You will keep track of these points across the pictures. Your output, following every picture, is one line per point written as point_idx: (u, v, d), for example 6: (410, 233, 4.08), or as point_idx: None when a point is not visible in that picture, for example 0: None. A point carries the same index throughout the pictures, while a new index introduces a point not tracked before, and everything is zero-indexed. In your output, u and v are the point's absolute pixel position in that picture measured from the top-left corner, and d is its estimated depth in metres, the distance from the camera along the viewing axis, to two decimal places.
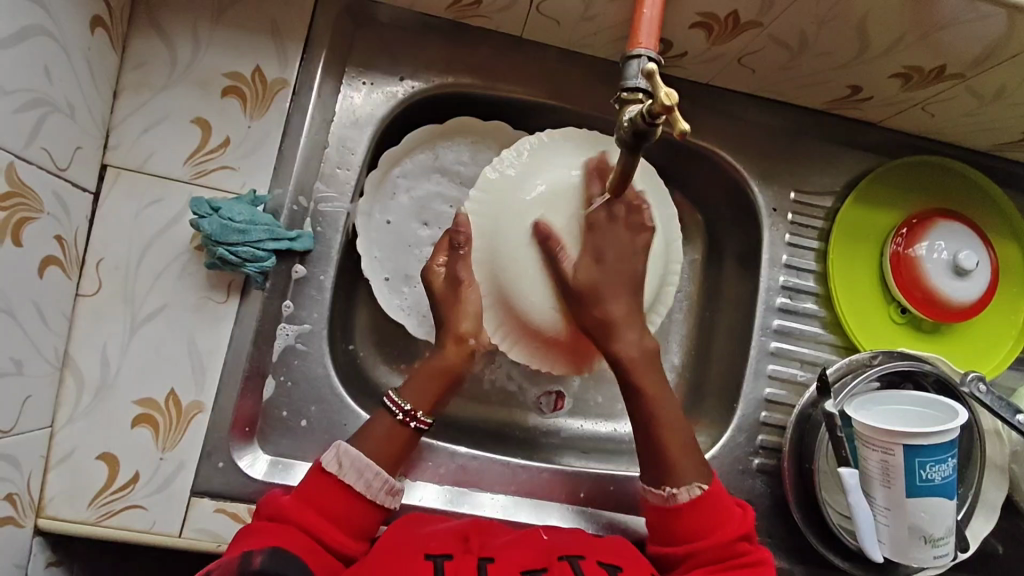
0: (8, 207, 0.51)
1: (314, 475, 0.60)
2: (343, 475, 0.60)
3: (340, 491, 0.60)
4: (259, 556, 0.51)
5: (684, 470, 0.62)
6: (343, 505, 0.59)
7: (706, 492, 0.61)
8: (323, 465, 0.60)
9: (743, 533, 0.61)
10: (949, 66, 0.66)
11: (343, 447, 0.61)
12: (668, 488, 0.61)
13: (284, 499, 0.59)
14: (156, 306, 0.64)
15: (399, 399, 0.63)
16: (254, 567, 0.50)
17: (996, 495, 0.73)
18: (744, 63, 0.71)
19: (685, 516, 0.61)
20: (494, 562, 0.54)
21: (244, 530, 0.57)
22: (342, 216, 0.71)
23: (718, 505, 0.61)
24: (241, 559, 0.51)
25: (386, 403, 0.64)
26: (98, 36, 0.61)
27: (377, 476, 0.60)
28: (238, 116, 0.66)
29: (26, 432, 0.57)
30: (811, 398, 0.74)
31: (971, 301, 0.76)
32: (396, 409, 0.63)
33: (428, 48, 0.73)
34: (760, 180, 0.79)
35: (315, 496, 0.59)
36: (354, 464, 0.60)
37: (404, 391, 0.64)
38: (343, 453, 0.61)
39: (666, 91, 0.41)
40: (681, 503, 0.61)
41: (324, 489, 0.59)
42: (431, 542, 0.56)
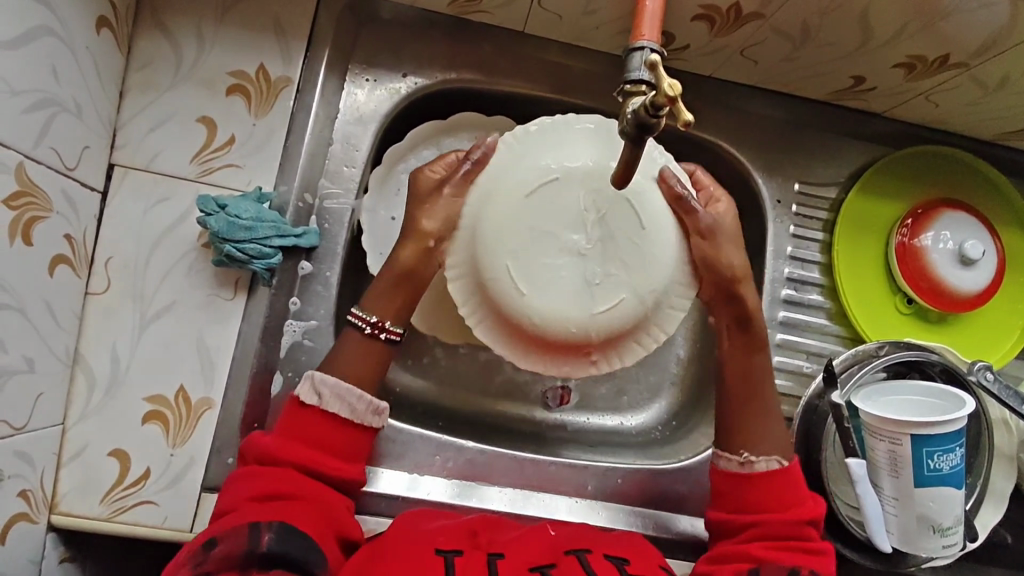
0: (18, 206, 0.52)
1: (293, 408, 0.60)
2: (326, 404, 0.60)
3: (320, 419, 0.60)
4: (267, 535, 0.51)
5: (766, 442, 0.65)
6: (333, 434, 0.60)
7: (785, 467, 0.64)
8: (301, 399, 0.60)
9: (810, 519, 0.62)
10: (953, 55, 0.66)
11: (318, 376, 0.60)
12: (745, 454, 0.64)
13: (268, 439, 0.59)
14: (165, 303, 0.64)
15: (365, 313, 0.63)
16: (262, 548, 0.50)
17: (1004, 484, 0.73)
18: (747, 55, 0.71)
19: (760, 485, 0.63)
20: (504, 557, 0.54)
21: (239, 484, 0.56)
22: (348, 212, 0.71)
23: (793, 483, 0.63)
24: (249, 538, 0.51)
25: (352, 319, 0.63)
26: (104, 36, 0.61)
27: (359, 399, 0.61)
28: (243, 114, 0.67)
29: (38, 429, 0.58)
30: (817, 390, 0.74)
31: (977, 291, 0.76)
32: (363, 323, 0.63)
33: (432, 45, 0.73)
34: (764, 171, 0.79)
35: (295, 427, 0.59)
36: (334, 392, 0.60)
37: (375, 305, 0.63)
38: (321, 384, 0.60)
39: (669, 83, 0.42)
40: (757, 470, 0.63)
41: (304, 420, 0.60)
42: (440, 537, 0.56)
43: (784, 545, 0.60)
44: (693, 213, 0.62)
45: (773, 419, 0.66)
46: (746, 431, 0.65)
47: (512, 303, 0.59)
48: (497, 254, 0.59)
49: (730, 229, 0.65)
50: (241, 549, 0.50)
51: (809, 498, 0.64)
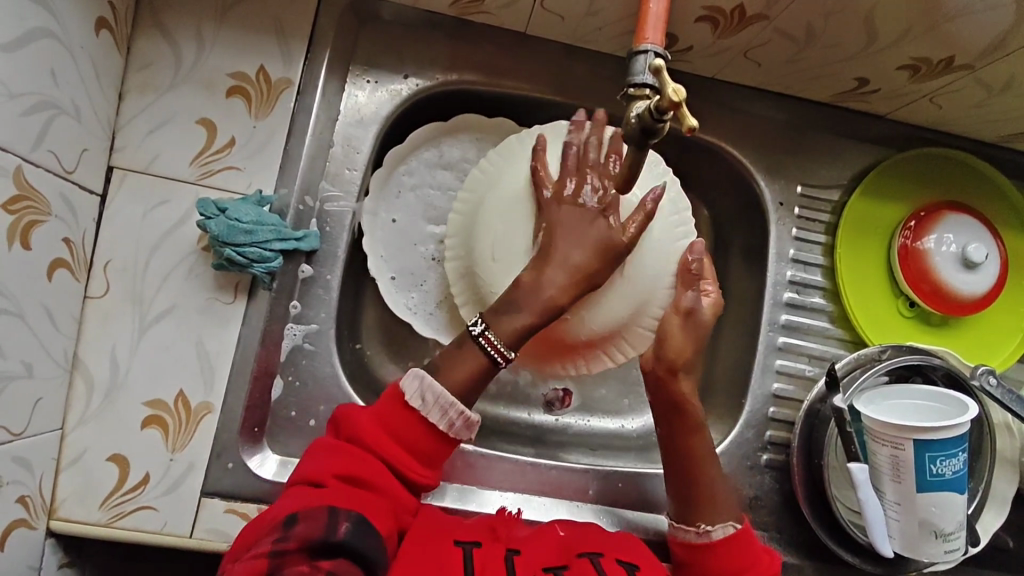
0: (17, 211, 0.52)
1: (396, 399, 0.56)
2: (426, 412, 0.56)
3: (415, 424, 0.56)
4: (343, 525, 0.48)
5: (717, 508, 0.64)
6: (424, 441, 0.56)
7: (738, 531, 0.62)
8: (408, 401, 0.56)
9: None
10: (957, 58, 0.65)
11: (428, 380, 0.56)
12: (702, 525, 0.63)
13: (363, 419, 0.56)
14: (164, 307, 0.64)
15: (498, 342, 0.57)
16: (337, 538, 0.47)
17: (1006, 487, 0.73)
18: (750, 56, 0.70)
19: (719, 556, 0.61)
20: (520, 553, 0.54)
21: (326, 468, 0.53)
22: (348, 215, 0.71)
23: (750, 548, 0.62)
24: (326, 526, 0.47)
25: (481, 343, 0.57)
26: (103, 37, 0.61)
27: (455, 410, 0.56)
28: (244, 116, 0.66)
29: (37, 434, 0.57)
30: (819, 394, 0.74)
31: (979, 294, 0.75)
32: (494, 349, 0.57)
33: (433, 46, 0.73)
34: (766, 174, 0.78)
35: (391, 419, 0.56)
36: (438, 401, 0.55)
37: (502, 329, 0.57)
38: (427, 388, 0.56)
39: (673, 88, 0.42)
40: (715, 539, 0.62)
41: (404, 417, 0.56)
42: (459, 529, 0.57)
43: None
44: (682, 294, 0.63)
45: (719, 484, 0.65)
46: (699, 501, 0.64)
47: (481, 250, 0.63)
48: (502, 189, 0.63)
49: (706, 328, 0.64)
50: (317, 536, 0.46)
51: (765, 555, 0.62)
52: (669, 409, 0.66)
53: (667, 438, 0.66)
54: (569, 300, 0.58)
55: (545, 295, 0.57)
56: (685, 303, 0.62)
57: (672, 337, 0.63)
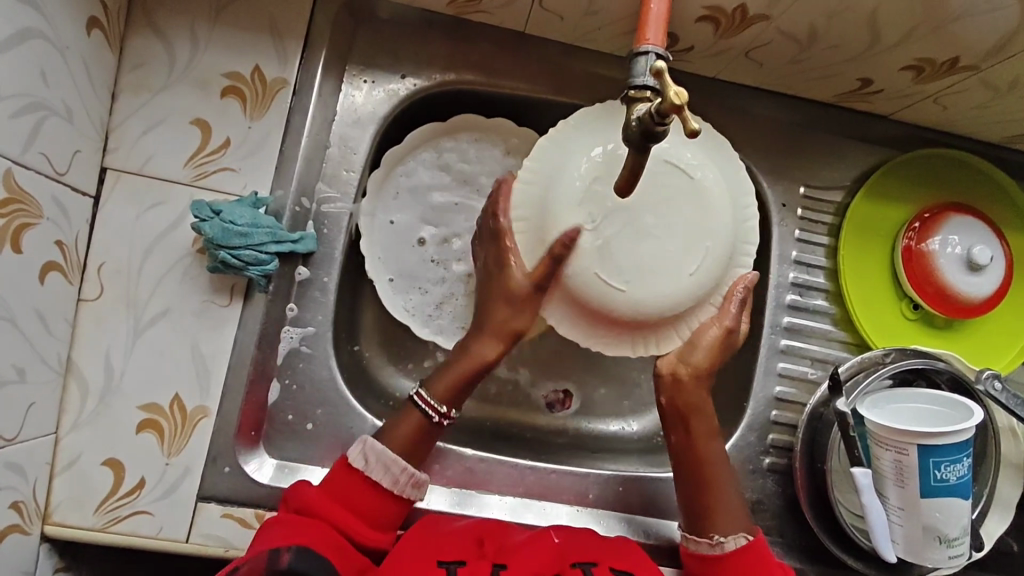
0: (6, 214, 0.51)
1: (339, 468, 0.60)
2: (368, 471, 0.59)
3: (361, 485, 0.59)
4: (287, 554, 0.51)
5: (727, 519, 0.63)
6: (371, 502, 0.59)
7: (752, 542, 0.62)
8: (350, 461, 0.60)
9: None
10: (963, 58, 0.64)
11: (370, 441, 0.61)
12: (714, 535, 0.62)
13: (308, 492, 0.59)
14: (159, 310, 0.63)
15: (432, 399, 0.63)
16: (283, 566, 0.50)
17: (1011, 491, 0.72)
18: (752, 56, 0.69)
19: (732, 567, 0.61)
20: (507, 569, 0.53)
21: (272, 522, 0.56)
22: (346, 216, 0.70)
23: (764, 561, 0.61)
24: (269, 556, 0.51)
25: (415, 400, 0.63)
26: (95, 37, 0.60)
27: (403, 470, 0.60)
28: (239, 117, 0.65)
29: (30, 439, 0.56)
30: (822, 397, 0.73)
31: (984, 297, 0.74)
32: (430, 410, 0.63)
33: (431, 45, 0.72)
34: (769, 174, 0.78)
35: (337, 488, 0.59)
36: (380, 459, 0.60)
37: (434, 386, 0.64)
38: (368, 449, 0.60)
39: (675, 91, 0.41)
40: (726, 552, 0.61)
41: (349, 482, 0.59)
42: (444, 548, 0.56)
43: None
44: (727, 310, 0.63)
45: (729, 494, 0.64)
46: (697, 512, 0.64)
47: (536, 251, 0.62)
48: (572, 184, 0.60)
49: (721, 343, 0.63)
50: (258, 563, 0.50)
51: (778, 568, 0.61)
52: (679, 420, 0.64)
53: (676, 444, 0.65)
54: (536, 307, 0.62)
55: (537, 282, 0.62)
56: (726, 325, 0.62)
57: (705, 345, 0.63)
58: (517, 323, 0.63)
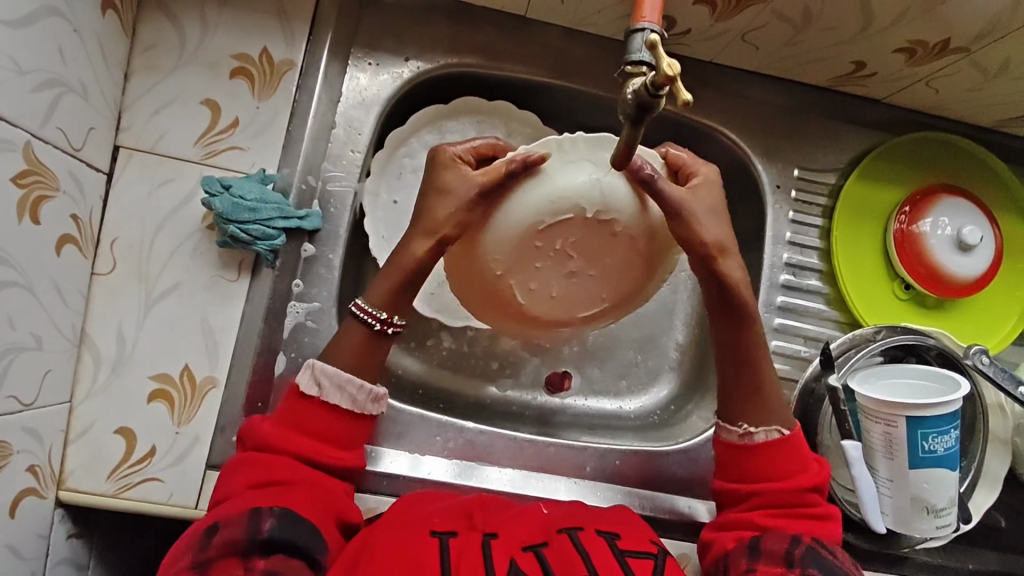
0: (25, 184, 0.53)
1: (291, 397, 0.62)
2: (323, 393, 0.61)
3: (317, 407, 0.61)
4: (268, 522, 0.53)
5: (767, 412, 0.66)
6: (330, 423, 0.61)
7: (785, 437, 0.65)
8: (303, 390, 0.61)
9: (813, 486, 0.64)
10: (953, 39, 0.66)
11: (319, 365, 0.62)
12: (744, 425, 0.65)
13: (265, 426, 0.60)
14: (169, 284, 0.65)
15: (371, 308, 0.63)
16: (263, 535, 0.52)
17: (999, 466, 0.74)
18: (748, 40, 0.71)
19: (760, 455, 0.65)
20: (498, 537, 0.55)
21: (238, 470, 0.58)
22: (350, 195, 0.72)
23: (797, 452, 0.65)
24: (251, 525, 0.52)
25: (354, 310, 0.64)
26: (109, 18, 0.62)
27: (358, 387, 0.62)
28: (247, 97, 0.67)
29: (46, 406, 0.58)
30: (815, 372, 0.75)
31: (974, 276, 0.76)
32: (370, 318, 0.63)
33: (434, 29, 0.73)
34: (764, 157, 0.79)
35: (294, 416, 0.61)
36: (333, 379, 0.61)
37: (374, 296, 0.64)
38: (320, 372, 0.62)
39: (670, 62, 0.43)
40: (757, 441, 0.65)
41: (304, 408, 0.61)
42: (436, 519, 0.56)
43: (786, 513, 0.63)
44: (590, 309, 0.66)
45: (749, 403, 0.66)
46: (734, 409, 0.66)
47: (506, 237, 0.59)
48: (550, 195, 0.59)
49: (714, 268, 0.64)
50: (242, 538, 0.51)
51: (812, 462, 0.65)
52: (726, 311, 0.66)
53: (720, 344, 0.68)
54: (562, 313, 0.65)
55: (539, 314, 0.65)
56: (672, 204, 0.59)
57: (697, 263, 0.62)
58: (453, 234, 0.61)
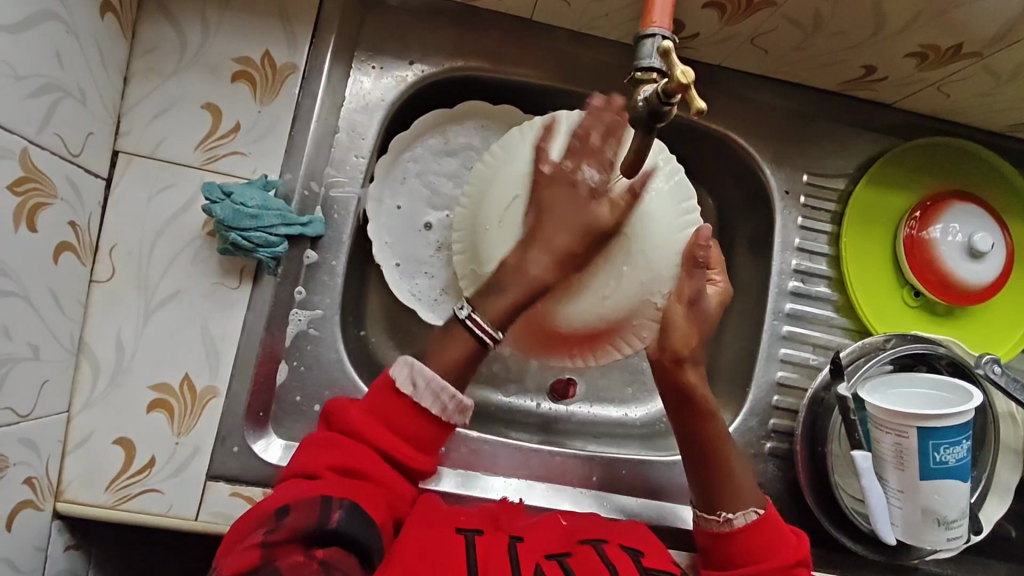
0: (22, 192, 0.52)
1: (383, 388, 0.56)
2: (416, 396, 0.55)
3: (408, 409, 0.55)
4: (337, 512, 0.48)
5: (740, 497, 0.63)
6: (417, 427, 0.55)
7: (762, 516, 0.62)
8: (398, 385, 0.55)
9: (797, 559, 0.61)
10: (966, 44, 0.65)
11: (417, 366, 0.55)
12: (724, 513, 0.62)
13: (354, 412, 0.55)
14: (169, 292, 0.64)
15: (487, 324, 0.54)
16: (331, 526, 0.47)
17: (1010, 476, 0.73)
18: (757, 44, 0.70)
19: (742, 542, 0.61)
20: (523, 540, 0.54)
21: (320, 447, 0.54)
22: (354, 201, 0.71)
23: (776, 529, 0.62)
24: (320, 512, 0.47)
25: (467, 324, 0.55)
26: (108, 21, 0.61)
27: (450, 395, 0.55)
28: (248, 101, 0.66)
29: (43, 417, 0.57)
30: (824, 381, 0.73)
31: (984, 284, 0.75)
32: (483, 333, 0.54)
33: (439, 32, 0.72)
34: (773, 162, 0.78)
35: (384, 410, 0.55)
36: (429, 384, 0.55)
37: (485, 309, 0.54)
38: (416, 373, 0.55)
39: (682, 70, 0.42)
40: (737, 527, 0.62)
41: (396, 407, 0.55)
42: (460, 518, 0.56)
43: None
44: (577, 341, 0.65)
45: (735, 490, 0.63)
46: (715, 488, 0.63)
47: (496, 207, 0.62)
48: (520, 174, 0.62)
49: (711, 314, 0.66)
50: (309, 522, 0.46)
51: (791, 536, 0.62)
52: (680, 400, 0.66)
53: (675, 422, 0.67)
54: (554, 276, 0.54)
55: (530, 273, 0.54)
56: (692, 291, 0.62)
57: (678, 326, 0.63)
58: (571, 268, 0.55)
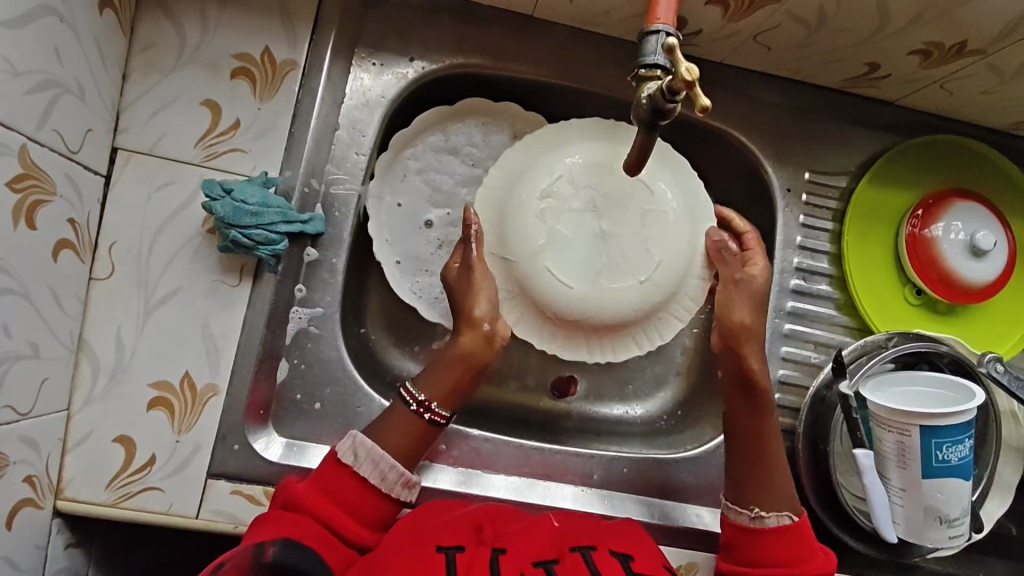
0: (21, 189, 0.51)
1: (326, 463, 0.60)
2: (357, 466, 0.59)
3: (351, 481, 0.59)
4: (271, 548, 0.51)
5: (778, 497, 0.64)
6: (360, 497, 0.59)
7: (795, 523, 0.63)
8: (339, 456, 0.60)
9: (823, 573, 0.61)
10: (970, 42, 0.65)
11: (359, 436, 0.60)
12: (756, 509, 0.63)
13: (296, 486, 0.58)
14: (169, 290, 0.64)
15: (412, 390, 0.63)
16: (268, 560, 0.50)
17: (1011, 475, 0.73)
18: (761, 40, 0.70)
19: (771, 542, 0.62)
20: (506, 553, 0.53)
21: (259, 520, 0.56)
22: (354, 198, 0.70)
23: (803, 540, 0.62)
24: (254, 550, 0.51)
25: (403, 395, 0.63)
26: (106, 17, 0.60)
27: (391, 467, 0.60)
28: (248, 98, 0.66)
29: (43, 414, 0.57)
30: (826, 380, 0.74)
31: (987, 282, 0.75)
32: (410, 399, 0.63)
33: (440, 29, 0.72)
34: (774, 160, 0.78)
35: (327, 483, 0.59)
36: (369, 453, 0.60)
37: (421, 381, 0.64)
38: (358, 443, 0.60)
39: (687, 67, 0.41)
40: (767, 527, 0.62)
41: (339, 479, 0.59)
42: (442, 534, 0.55)
43: None
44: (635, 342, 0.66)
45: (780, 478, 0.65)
46: (753, 488, 0.64)
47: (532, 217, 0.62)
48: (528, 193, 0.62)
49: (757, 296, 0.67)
50: (244, 559, 0.49)
51: (818, 552, 0.62)
52: (743, 386, 0.66)
53: (732, 410, 0.67)
54: (485, 352, 0.63)
55: (462, 347, 0.63)
56: (734, 275, 0.65)
57: None
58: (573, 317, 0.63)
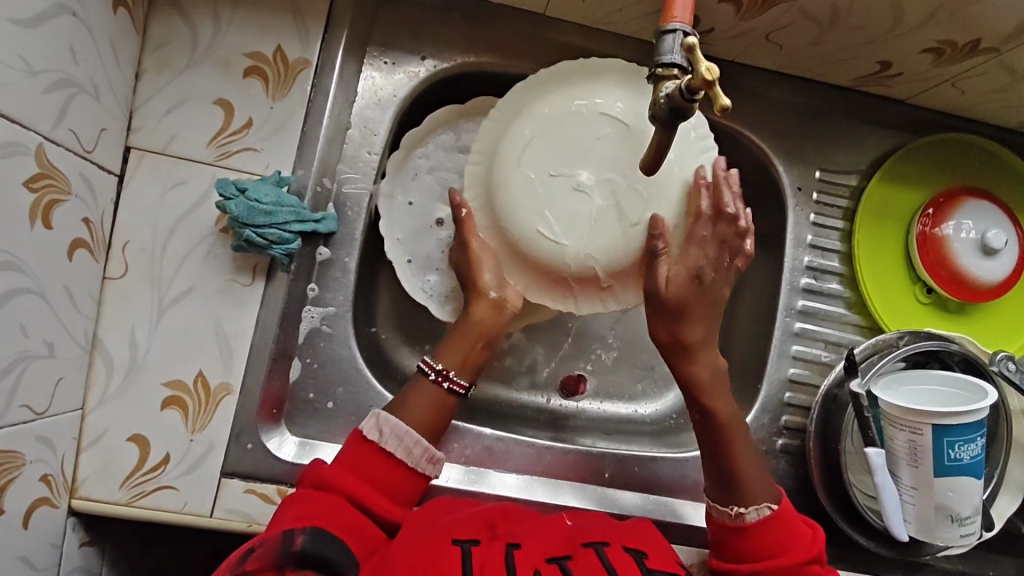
0: (37, 189, 0.51)
1: (355, 443, 0.61)
2: (383, 442, 0.60)
3: (380, 459, 0.60)
4: (300, 537, 0.51)
5: (754, 489, 0.63)
6: (388, 475, 0.60)
7: (775, 512, 0.62)
8: (365, 434, 0.61)
9: (812, 556, 0.60)
10: (983, 40, 0.64)
11: (382, 414, 0.61)
12: (735, 507, 0.62)
13: (325, 468, 0.59)
14: (182, 289, 0.64)
15: (430, 361, 0.65)
16: (297, 548, 0.49)
17: (1021, 474, 0.73)
18: (773, 39, 0.70)
19: (755, 537, 0.61)
20: (520, 548, 0.53)
21: (287, 503, 0.56)
22: (365, 197, 0.71)
23: (790, 526, 0.62)
24: (283, 540, 0.50)
25: (423, 369, 0.65)
26: (120, 16, 0.60)
27: (416, 442, 0.61)
28: (261, 97, 0.66)
29: (59, 413, 0.57)
30: (837, 378, 0.74)
31: (997, 281, 0.75)
32: (429, 370, 0.65)
33: (451, 27, 0.72)
34: (785, 158, 0.78)
35: (356, 463, 0.60)
36: (393, 429, 0.61)
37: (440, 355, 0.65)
38: (383, 421, 0.61)
39: (707, 67, 0.41)
40: (749, 522, 0.62)
41: (368, 458, 0.60)
42: (456, 529, 0.55)
43: None
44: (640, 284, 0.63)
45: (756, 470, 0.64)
46: (727, 486, 0.63)
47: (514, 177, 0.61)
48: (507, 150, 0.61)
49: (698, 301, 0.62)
50: (273, 548, 0.49)
51: (806, 531, 0.62)
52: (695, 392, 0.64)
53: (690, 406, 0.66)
54: (492, 321, 0.66)
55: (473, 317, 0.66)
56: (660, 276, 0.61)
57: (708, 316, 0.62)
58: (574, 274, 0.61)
